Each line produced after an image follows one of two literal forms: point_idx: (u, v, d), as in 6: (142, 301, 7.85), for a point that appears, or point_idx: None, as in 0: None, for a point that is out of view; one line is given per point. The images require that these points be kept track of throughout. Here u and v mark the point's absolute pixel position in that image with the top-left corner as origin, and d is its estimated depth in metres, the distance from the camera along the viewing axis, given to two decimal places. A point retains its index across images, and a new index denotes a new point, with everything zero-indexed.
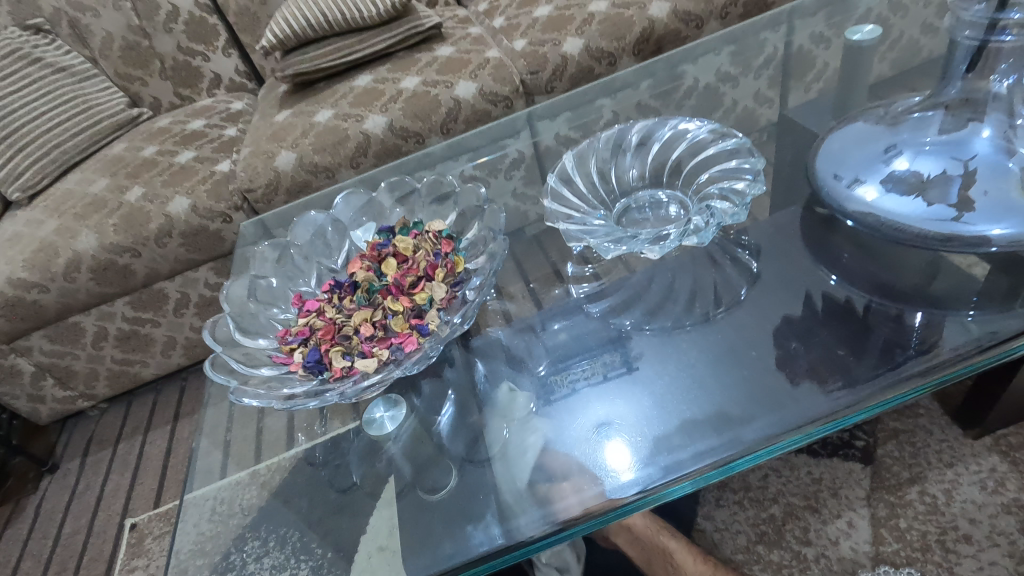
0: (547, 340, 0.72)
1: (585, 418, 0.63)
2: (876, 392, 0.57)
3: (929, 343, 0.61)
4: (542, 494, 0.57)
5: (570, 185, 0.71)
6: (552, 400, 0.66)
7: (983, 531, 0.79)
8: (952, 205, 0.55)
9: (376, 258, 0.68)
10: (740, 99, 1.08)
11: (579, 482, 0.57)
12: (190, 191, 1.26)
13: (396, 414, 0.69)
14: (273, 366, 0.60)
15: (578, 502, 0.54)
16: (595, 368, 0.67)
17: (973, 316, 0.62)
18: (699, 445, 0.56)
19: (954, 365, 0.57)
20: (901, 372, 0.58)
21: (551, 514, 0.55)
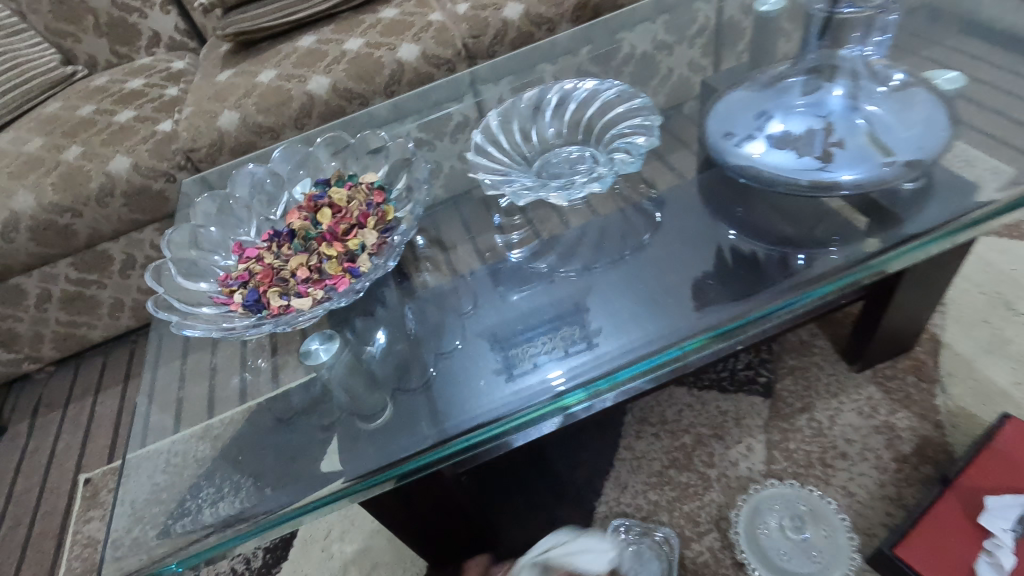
0: (503, 312, 0.76)
1: (530, 361, 0.67)
2: (759, 305, 0.66)
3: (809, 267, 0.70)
4: (467, 405, 0.65)
5: (496, 144, 0.76)
6: (516, 375, 0.66)
7: (857, 448, 0.92)
8: (818, 156, 0.62)
9: (312, 209, 0.73)
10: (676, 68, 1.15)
11: (502, 392, 0.65)
12: (131, 150, 1.26)
13: (330, 347, 0.77)
14: (214, 306, 0.65)
15: (497, 409, 0.62)
16: (555, 343, 0.69)
17: (835, 249, 0.71)
18: (607, 360, 0.64)
19: (827, 281, 0.66)
20: (779, 290, 0.67)
21: (474, 419, 0.63)
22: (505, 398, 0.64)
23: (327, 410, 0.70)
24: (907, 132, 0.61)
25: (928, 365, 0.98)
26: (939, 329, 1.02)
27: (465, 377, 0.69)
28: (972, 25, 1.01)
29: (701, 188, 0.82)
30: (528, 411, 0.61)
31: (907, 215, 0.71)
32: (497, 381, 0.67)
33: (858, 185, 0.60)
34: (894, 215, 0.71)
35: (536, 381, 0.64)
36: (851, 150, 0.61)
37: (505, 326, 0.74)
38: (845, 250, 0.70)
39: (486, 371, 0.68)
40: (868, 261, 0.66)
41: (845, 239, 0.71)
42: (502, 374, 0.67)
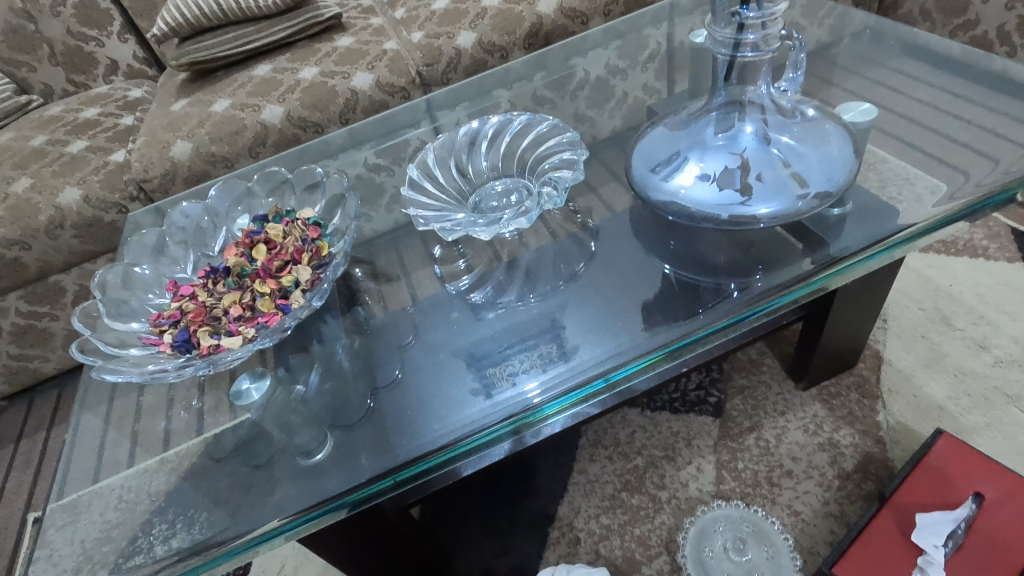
0: (480, 332, 0.76)
1: (496, 383, 0.68)
2: (704, 323, 0.67)
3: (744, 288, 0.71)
4: (425, 427, 0.66)
5: (431, 179, 0.77)
6: (495, 394, 0.67)
7: (802, 466, 0.93)
8: (737, 190, 0.64)
9: (248, 245, 0.73)
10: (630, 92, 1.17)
11: (460, 414, 0.66)
12: (82, 181, 1.25)
13: (261, 385, 0.76)
14: (143, 347, 0.65)
15: (453, 431, 0.64)
16: (534, 361, 0.70)
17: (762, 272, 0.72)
18: (561, 378, 0.65)
19: (765, 300, 0.67)
20: (717, 312, 0.69)
21: (429, 442, 0.64)
22: (463, 419, 0.65)
23: (263, 448, 0.69)
24: (818, 162, 0.64)
25: (870, 381, 1.01)
26: (881, 346, 1.04)
27: (418, 399, 0.70)
28: (901, 51, 1.05)
29: (633, 223, 0.84)
30: (477, 435, 0.62)
31: (829, 238, 0.73)
32: (463, 409, 0.67)
33: (773, 219, 0.63)
34: (819, 236, 0.74)
35: (494, 411, 0.64)
36: (767, 182, 0.63)
37: (481, 345, 0.74)
38: (770, 275, 0.71)
39: (464, 390, 0.69)
40: (811, 278, 0.67)
41: (769, 266, 0.73)
42: (480, 394, 0.68)
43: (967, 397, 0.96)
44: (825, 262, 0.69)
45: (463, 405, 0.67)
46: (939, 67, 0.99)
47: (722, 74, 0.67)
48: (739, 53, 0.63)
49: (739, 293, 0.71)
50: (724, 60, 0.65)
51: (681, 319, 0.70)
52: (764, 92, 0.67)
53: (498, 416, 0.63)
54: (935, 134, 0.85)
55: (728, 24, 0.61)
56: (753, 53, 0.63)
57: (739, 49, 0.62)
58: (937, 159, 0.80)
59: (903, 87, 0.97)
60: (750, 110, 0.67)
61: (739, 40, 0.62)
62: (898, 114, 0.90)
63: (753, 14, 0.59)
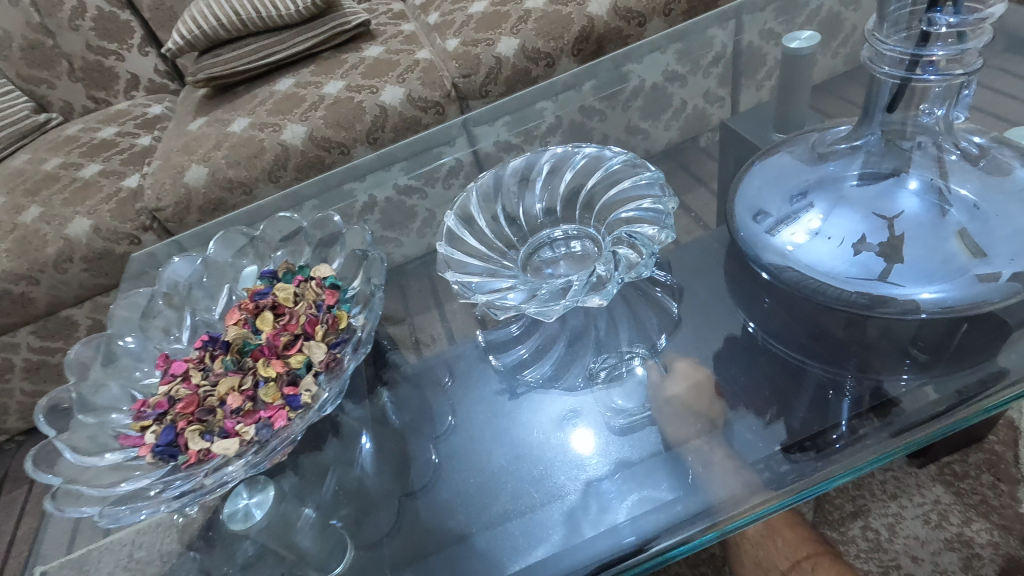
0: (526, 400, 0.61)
1: (556, 448, 0.57)
2: (840, 452, 0.50)
3: (886, 393, 0.54)
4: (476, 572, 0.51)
5: (473, 227, 0.62)
6: (545, 444, 0.57)
7: (926, 570, 0.75)
8: (878, 257, 0.48)
9: (252, 310, 0.60)
10: (690, 100, 1.04)
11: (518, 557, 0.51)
12: (93, 211, 1.15)
13: (263, 500, 0.59)
14: (119, 450, 0.52)
15: None
16: (567, 404, 0.59)
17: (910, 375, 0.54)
18: (653, 519, 0.50)
19: (927, 429, 0.49)
20: (858, 433, 0.51)
21: None
22: (522, 570, 0.50)
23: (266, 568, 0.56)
24: (1010, 232, 0.46)
25: (1006, 461, 0.82)
26: (1017, 414, 0.85)
27: (463, 462, 0.59)
28: None
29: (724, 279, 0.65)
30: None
31: (1010, 321, 0.54)
32: (521, 499, 0.55)
33: (938, 308, 0.45)
34: (994, 322, 0.55)
35: (561, 529, 0.51)
36: (930, 258, 0.47)
37: (516, 364, 0.64)
38: (921, 383, 0.53)
39: (499, 405, 0.62)
40: (985, 404, 0.50)
41: (919, 364, 0.54)
42: (505, 395, 0.63)
43: None
44: (1000, 379, 0.51)
45: (521, 540, 0.52)
46: None
47: (882, 98, 0.51)
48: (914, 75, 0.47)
49: (871, 411, 0.53)
50: (891, 81, 0.48)
51: (791, 438, 0.53)
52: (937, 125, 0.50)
53: (568, 568, 0.48)
54: None
55: (905, 32, 0.46)
56: (934, 75, 0.47)
57: (916, 68, 0.46)
58: None
59: None
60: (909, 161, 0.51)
61: (920, 55, 0.45)
62: None
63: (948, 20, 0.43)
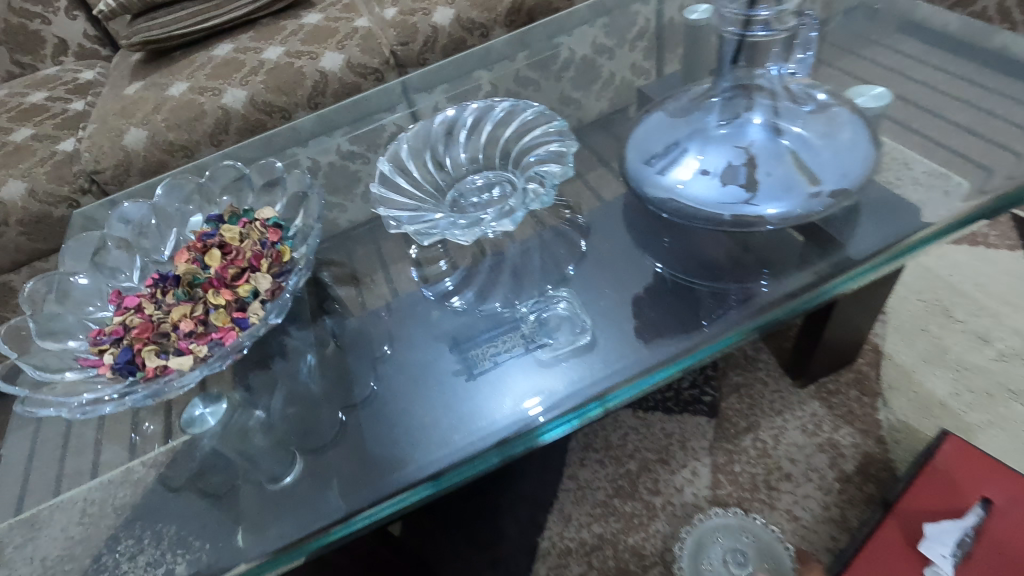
0: (462, 326, 0.71)
1: (490, 386, 0.63)
2: (706, 336, 0.63)
3: (748, 293, 0.67)
4: (408, 450, 0.61)
5: (405, 174, 0.69)
6: (481, 388, 0.64)
7: (801, 468, 0.90)
8: (741, 186, 0.58)
9: (200, 249, 0.65)
10: (617, 72, 1.10)
11: (444, 438, 0.61)
12: (27, 173, 1.15)
13: (216, 410, 0.69)
14: (80, 370, 0.57)
15: (436, 461, 0.58)
16: (514, 341, 0.66)
17: (766, 283, 0.67)
18: (551, 395, 0.60)
19: (776, 308, 0.63)
20: (721, 321, 0.64)
21: (411, 472, 0.58)
22: (447, 446, 0.60)
23: (226, 474, 0.63)
24: (831, 155, 0.58)
25: (870, 377, 0.97)
26: (880, 340, 1.00)
27: (408, 408, 0.64)
28: (905, 27, 0.99)
29: (625, 222, 0.77)
30: (462, 465, 0.57)
31: (842, 237, 0.67)
32: (456, 424, 0.61)
33: (781, 219, 0.57)
34: (830, 235, 0.68)
35: (485, 432, 0.59)
36: (778, 178, 0.57)
37: (464, 330, 0.71)
38: (777, 283, 0.66)
39: (445, 371, 0.67)
40: (821, 287, 0.63)
41: (775, 270, 0.68)
42: (462, 374, 0.66)
43: (969, 393, 0.92)
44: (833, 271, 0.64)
45: (446, 426, 0.62)
46: (945, 46, 0.94)
47: (732, 58, 0.62)
48: (749, 32, 0.58)
49: (741, 303, 0.66)
50: (734, 40, 0.60)
51: (665, 332, 0.65)
52: (776, 76, 0.61)
53: (483, 441, 0.58)
54: (945, 117, 0.80)
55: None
56: (765, 32, 0.58)
57: (749, 27, 0.57)
58: (949, 144, 0.74)
59: (908, 66, 0.91)
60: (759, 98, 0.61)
61: (750, 17, 0.57)
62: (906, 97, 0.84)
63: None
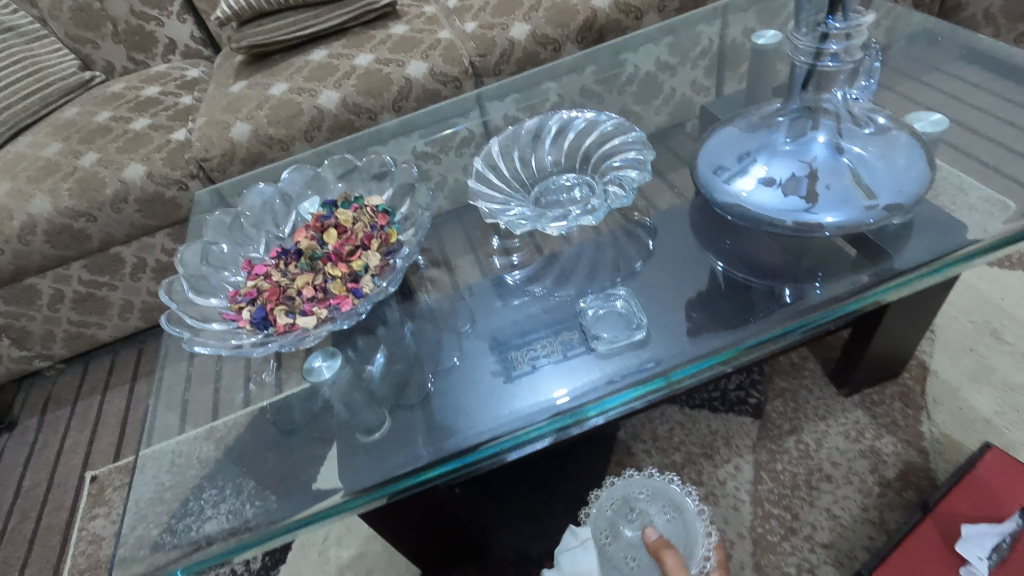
0: (504, 316, 0.81)
1: (534, 380, 0.70)
2: (758, 332, 0.69)
3: (798, 296, 0.73)
4: (464, 427, 0.68)
5: (495, 172, 0.79)
6: (514, 376, 0.72)
7: (842, 471, 0.94)
8: (802, 197, 0.65)
9: (319, 229, 0.76)
10: (678, 88, 1.17)
11: (494, 419, 0.67)
12: (146, 158, 1.30)
13: (332, 363, 0.79)
14: (223, 322, 0.68)
15: (486, 433, 0.66)
16: (553, 346, 0.74)
17: (819, 286, 0.73)
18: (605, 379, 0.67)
19: (826, 308, 0.69)
20: (771, 320, 0.71)
21: (469, 439, 0.66)
22: (499, 424, 0.66)
23: (329, 422, 0.74)
24: (887, 174, 0.64)
25: (914, 391, 1.00)
26: (927, 357, 1.04)
27: (461, 393, 0.72)
28: (971, 56, 1.03)
29: (689, 224, 0.85)
30: (511, 437, 0.64)
31: (892, 250, 0.73)
32: (497, 402, 0.69)
33: (838, 227, 0.64)
34: (881, 248, 0.74)
35: (526, 408, 0.67)
36: (835, 191, 0.64)
37: (504, 330, 0.79)
38: (829, 285, 0.73)
39: (486, 371, 0.74)
40: (868, 292, 0.68)
41: (827, 276, 0.74)
42: (501, 376, 0.72)
43: (1014, 412, 0.95)
44: (880, 277, 0.70)
45: (494, 409, 0.69)
46: (1010, 75, 0.96)
47: (800, 82, 0.67)
48: (819, 62, 0.63)
49: (793, 300, 0.73)
50: (804, 68, 0.65)
51: (722, 328, 0.72)
52: (841, 98, 0.67)
53: (532, 411, 0.66)
54: (1005, 144, 0.84)
55: (809, 32, 0.62)
56: (834, 63, 0.63)
57: (820, 58, 0.62)
58: (999, 173, 0.79)
59: (970, 94, 0.94)
60: (825, 118, 0.67)
61: (822, 48, 0.62)
62: (964, 124, 0.88)
63: (839, 24, 0.59)
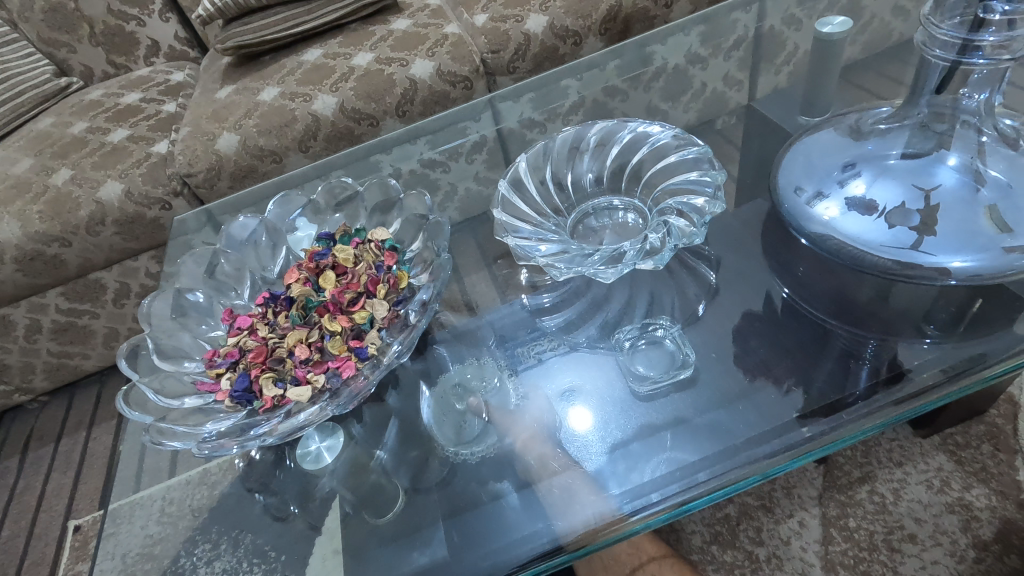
0: (504, 310, 0.74)
1: (545, 391, 0.65)
2: (859, 417, 0.56)
3: (895, 363, 0.60)
4: (496, 529, 0.57)
5: (523, 194, 0.66)
6: (521, 371, 0.67)
7: (928, 530, 0.81)
8: (912, 229, 0.52)
9: (313, 270, 0.63)
10: (710, 82, 1.03)
11: (530, 508, 0.57)
12: (124, 175, 1.17)
13: (333, 444, 0.66)
14: (199, 395, 0.56)
15: (524, 547, 0.54)
16: (559, 340, 0.69)
17: (927, 344, 0.60)
18: (666, 469, 0.57)
19: (938, 390, 0.56)
20: (873, 398, 0.57)
21: (507, 555, 0.54)
22: (537, 526, 0.56)
23: (331, 507, 0.62)
24: None
25: (1006, 432, 0.87)
26: (1017, 390, 0.90)
27: (487, 445, 0.62)
28: None
29: (755, 250, 0.72)
30: (557, 554, 0.53)
31: (1019, 303, 0.60)
32: (500, 400, 0.65)
33: (967, 275, 0.50)
34: (998, 299, 0.62)
35: (539, 414, 0.63)
36: (961, 227, 0.51)
37: (511, 328, 0.72)
38: (939, 346, 0.60)
39: (489, 364, 0.69)
40: (988, 371, 0.56)
41: (937, 336, 0.61)
42: (506, 370, 0.68)
43: None
44: (1001, 352, 0.57)
45: (525, 482, 0.59)
46: None
47: (931, 82, 0.55)
48: (966, 57, 0.50)
49: (878, 357, 0.61)
50: (942, 64, 0.52)
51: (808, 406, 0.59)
52: (980, 104, 0.55)
53: (554, 519, 0.55)
54: None
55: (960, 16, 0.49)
56: (982, 60, 0.50)
57: (966, 52, 0.50)
58: None
59: None
60: (959, 136, 0.55)
61: (971, 40, 0.49)
62: None
63: (1002, 9, 0.46)
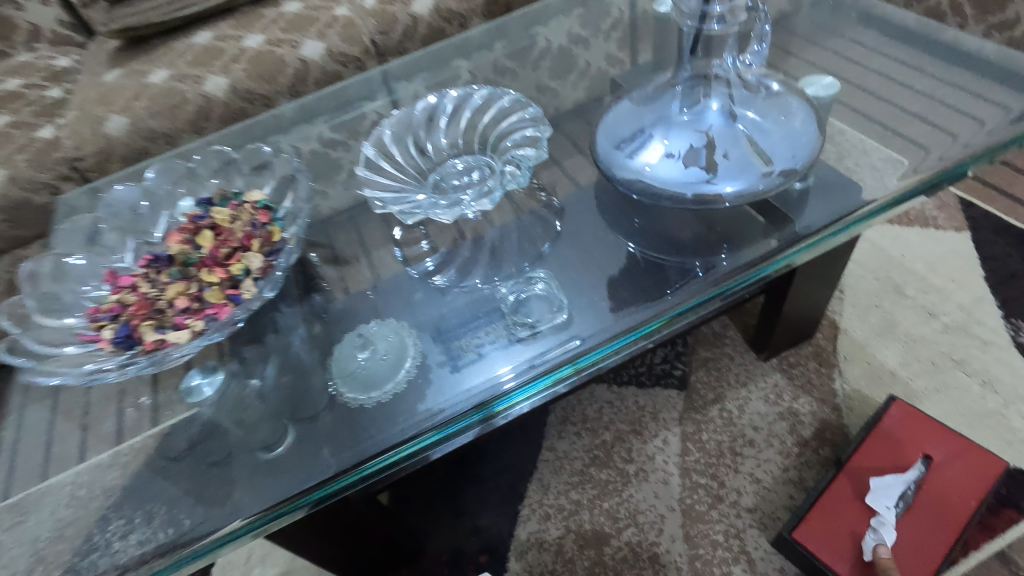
0: (385, 267, 0.81)
1: (483, 376, 0.65)
2: (674, 303, 0.69)
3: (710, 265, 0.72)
4: (379, 421, 0.65)
5: (388, 159, 0.74)
6: (461, 367, 0.68)
7: (763, 435, 0.96)
8: (702, 168, 0.64)
9: (192, 231, 0.68)
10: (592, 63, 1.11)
11: (410, 408, 0.65)
12: (6, 160, 1.15)
13: (213, 380, 0.74)
14: (80, 344, 0.60)
15: (400, 429, 0.63)
16: (498, 332, 0.70)
17: (725, 257, 0.72)
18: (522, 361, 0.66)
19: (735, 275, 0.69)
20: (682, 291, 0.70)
21: (385, 435, 0.63)
22: (413, 415, 0.64)
23: (222, 444, 0.68)
24: (779, 139, 0.64)
25: (827, 350, 1.04)
26: (836, 316, 1.07)
27: (384, 391, 0.67)
28: (862, 21, 1.02)
29: (599, 199, 0.83)
30: (429, 432, 0.62)
31: (793, 215, 0.73)
32: (441, 396, 0.65)
33: (737, 197, 0.64)
34: (784, 213, 0.74)
35: (465, 397, 0.63)
36: (734, 160, 0.63)
37: (446, 319, 0.74)
38: (736, 255, 0.72)
39: (431, 361, 0.69)
40: (776, 257, 0.69)
41: (733, 245, 0.73)
42: (446, 366, 0.68)
43: (917, 363, 0.99)
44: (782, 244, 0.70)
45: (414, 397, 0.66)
46: (903, 36, 0.98)
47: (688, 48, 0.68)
48: (705, 26, 0.64)
49: (704, 273, 0.72)
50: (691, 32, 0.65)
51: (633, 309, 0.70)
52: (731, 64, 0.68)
53: (430, 421, 0.62)
54: (890, 104, 0.85)
55: None
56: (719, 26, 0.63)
57: (705, 21, 0.63)
58: (893, 134, 0.79)
59: (865, 57, 0.95)
60: (716, 85, 0.67)
61: (706, 11, 0.62)
62: (858, 85, 0.89)
63: None
